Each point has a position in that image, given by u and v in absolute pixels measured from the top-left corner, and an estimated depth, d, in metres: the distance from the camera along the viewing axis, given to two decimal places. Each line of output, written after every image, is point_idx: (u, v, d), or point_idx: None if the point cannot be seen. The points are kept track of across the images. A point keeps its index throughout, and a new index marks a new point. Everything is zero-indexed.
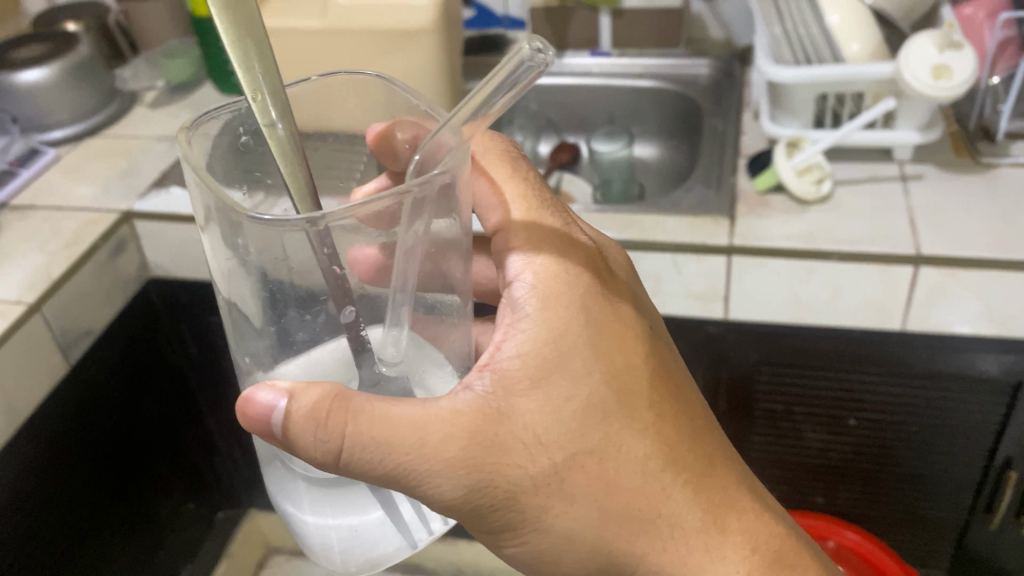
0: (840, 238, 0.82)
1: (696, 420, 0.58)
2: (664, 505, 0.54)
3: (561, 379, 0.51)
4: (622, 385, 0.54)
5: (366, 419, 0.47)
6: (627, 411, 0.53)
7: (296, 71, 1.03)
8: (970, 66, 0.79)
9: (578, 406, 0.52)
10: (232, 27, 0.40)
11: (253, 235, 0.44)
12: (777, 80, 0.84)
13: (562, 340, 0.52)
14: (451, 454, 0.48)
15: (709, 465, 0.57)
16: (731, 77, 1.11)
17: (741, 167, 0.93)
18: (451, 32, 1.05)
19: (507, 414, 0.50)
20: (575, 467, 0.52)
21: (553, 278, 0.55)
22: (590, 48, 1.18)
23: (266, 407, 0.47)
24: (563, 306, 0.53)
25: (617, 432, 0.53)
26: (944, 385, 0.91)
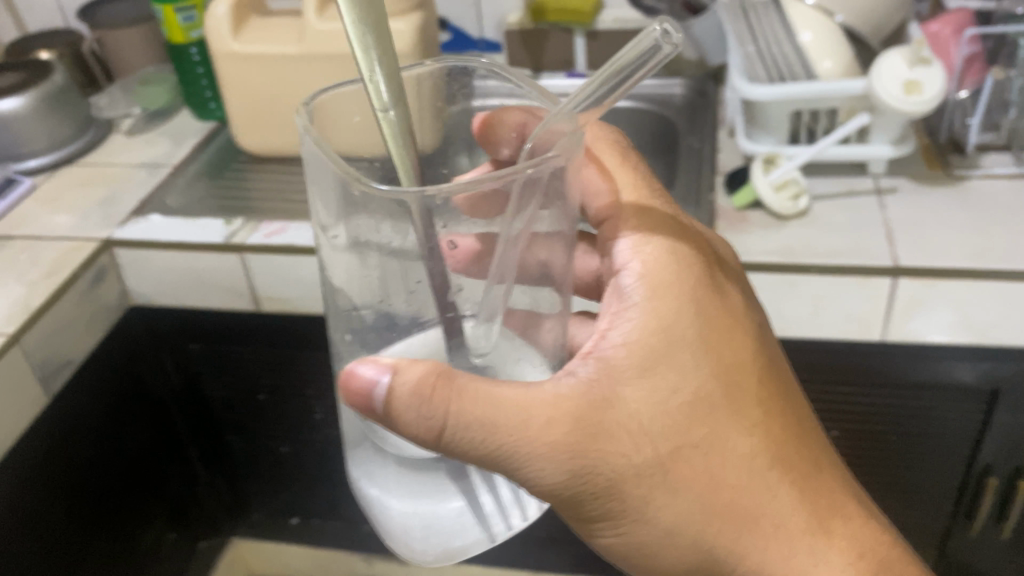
0: (818, 252, 0.83)
1: (790, 410, 0.66)
2: (753, 491, 0.62)
3: (668, 371, 0.58)
4: (729, 381, 0.62)
5: (469, 398, 0.51)
6: (731, 406, 0.61)
7: (274, 97, 1.04)
8: (940, 81, 0.81)
9: (686, 396, 0.59)
10: (357, 11, 0.42)
11: (368, 203, 0.48)
12: (753, 98, 0.85)
13: (670, 330, 0.60)
14: (553, 439, 0.53)
15: (795, 453, 0.65)
16: (705, 96, 1.13)
17: (718, 185, 0.94)
18: (430, 55, 1.06)
19: (623, 403, 0.57)
20: (680, 459, 0.59)
21: (662, 272, 0.62)
22: (566, 68, 1.19)
23: (369, 382, 0.51)
24: (672, 300, 0.61)
25: (724, 429, 0.61)
26: (923, 393, 0.92)
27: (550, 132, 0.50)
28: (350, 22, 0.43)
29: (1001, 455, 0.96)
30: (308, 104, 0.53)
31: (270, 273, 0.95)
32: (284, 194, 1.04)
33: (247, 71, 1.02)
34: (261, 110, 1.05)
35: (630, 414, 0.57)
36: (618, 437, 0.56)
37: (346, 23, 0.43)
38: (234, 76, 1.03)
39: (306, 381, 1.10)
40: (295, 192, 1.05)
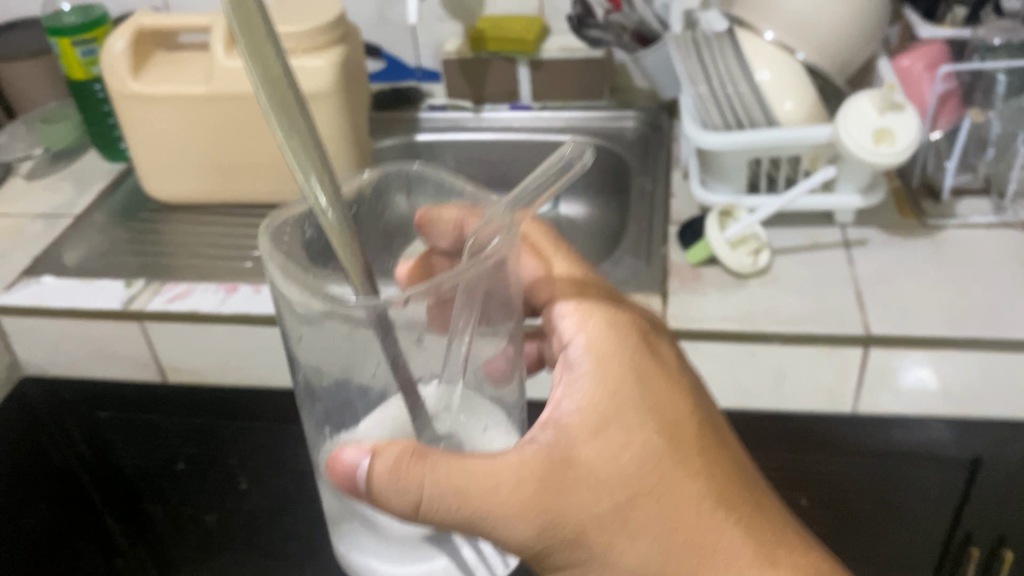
0: (780, 318, 0.75)
1: (735, 455, 0.57)
2: (739, 554, 0.53)
3: (616, 428, 0.52)
4: (676, 433, 0.54)
5: (443, 468, 0.48)
6: (680, 453, 0.54)
7: (182, 140, 0.94)
8: (914, 128, 0.72)
9: (650, 450, 0.53)
10: (287, 125, 0.40)
11: (335, 318, 0.47)
12: (708, 147, 0.77)
13: (617, 390, 0.54)
14: (524, 502, 0.50)
15: (780, 519, 0.56)
16: (658, 130, 1.05)
17: (672, 236, 0.86)
18: (356, 91, 0.96)
19: (584, 460, 0.51)
20: (635, 508, 0.52)
21: (607, 337, 0.56)
22: (509, 101, 1.11)
23: (351, 464, 0.49)
24: (616, 361, 0.55)
25: (674, 476, 0.53)
26: (899, 461, 0.84)
27: (485, 227, 0.49)
28: (297, 168, 0.42)
29: (984, 524, 0.88)
30: (271, 228, 0.52)
31: (175, 342, 0.85)
32: (196, 247, 0.95)
33: (150, 114, 0.92)
34: (168, 155, 0.95)
35: (591, 473, 0.51)
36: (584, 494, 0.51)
37: (276, 141, 0.40)
38: (136, 119, 0.92)
39: (228, 450, 1.00)
40: (208, 245, 0.95)
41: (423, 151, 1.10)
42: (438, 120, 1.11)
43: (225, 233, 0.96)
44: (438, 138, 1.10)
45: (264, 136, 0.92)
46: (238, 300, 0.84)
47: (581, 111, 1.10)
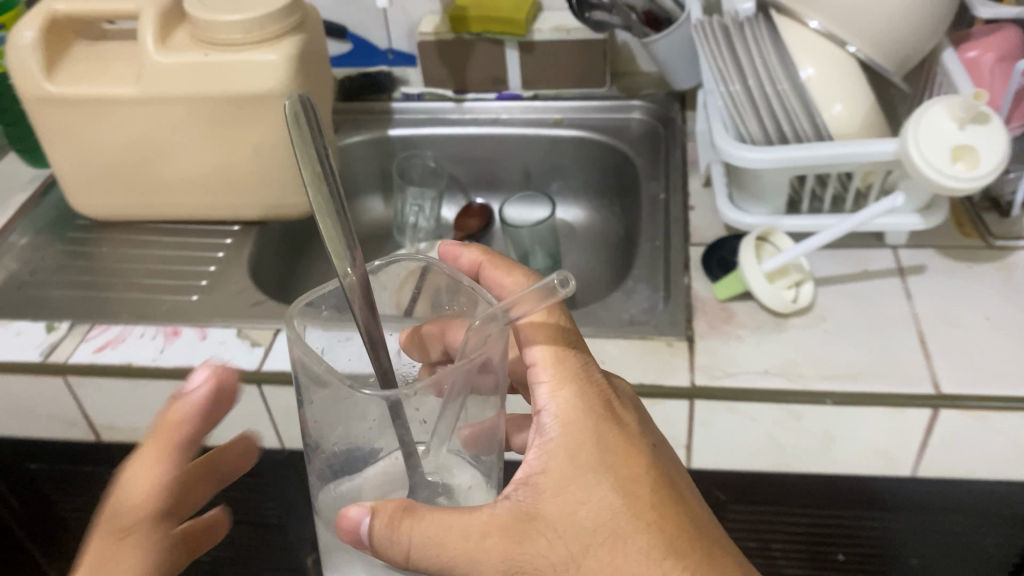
0: (832, 373, 0.62)
1: (697, 512, 0.49)
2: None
3: (575, 484, 0.45)
4: (637, 486, 0.47)
5: (433, 521, 0.41)
6: (636, 504, 0.46)
7: (112, 150, 0.79)
8: (1004, 143, 0.58)
9: (621, 511, 0.46)
10: (313, 180, 0.39)
11: (364, 403, 0.40)
12: (747, 164, 0.63)
13: (582, 444, 0.46)
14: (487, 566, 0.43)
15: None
16: (669, 123, 0.91)
17: (694, 261, 0.72)
18: (320, 87, 0.82)
19: (551, 516, 0.45)
20: (588, 561, 0.45)
21: (575, 401, 0.47)
22: (496, 88, 0.97)
23: (357, 526, 0.40)
24: (583, 409, 0.47)
25: (627, 529, 0.46)
26: (956, 519, 0.73)
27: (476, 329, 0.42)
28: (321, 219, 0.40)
29: None
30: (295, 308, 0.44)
31: (107, 399, 0.72)
32: (132, 275, 0.80)
33: (71, 119, 0.77)
34: (96, 167, 0.80)
35: (558, 531, 0.45)
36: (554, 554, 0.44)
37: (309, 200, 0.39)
38: (55, 125, 0.77)
39: None
40: (146, 274, 0.80)
41: (396, 146, 0.97)
42: (415, 111, 0.97)
43: (168, 257, 0.82)
44: (416, 133, 0.96)
45: (211, 143, 0.78)
46: (181, 354, 0.70)
47: (579, 100, 0.95)
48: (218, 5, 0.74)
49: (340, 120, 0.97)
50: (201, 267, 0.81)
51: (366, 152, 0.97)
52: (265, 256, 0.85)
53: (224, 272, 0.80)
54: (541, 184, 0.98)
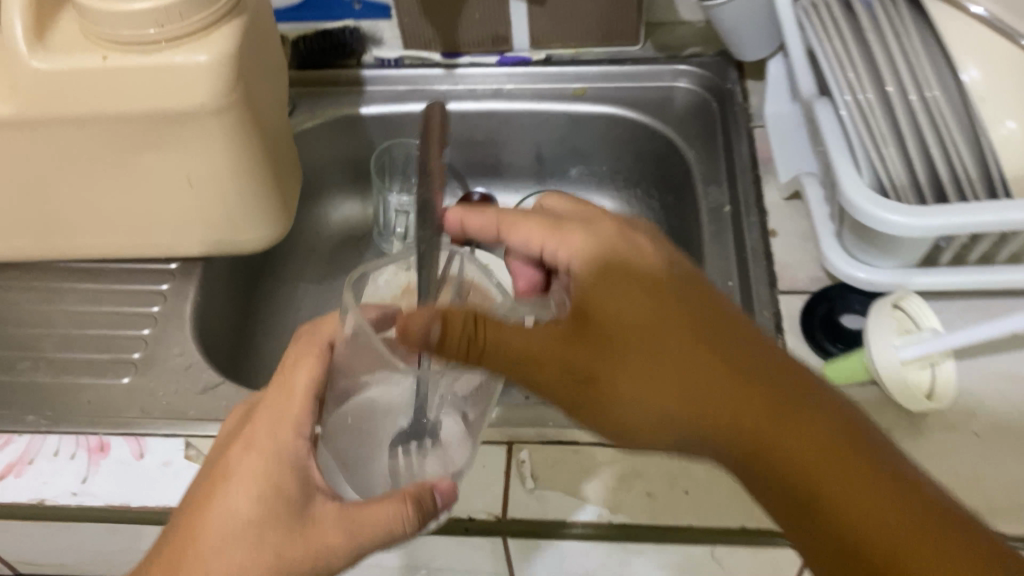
0: (1001, 507, 0.46)
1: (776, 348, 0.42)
2: (802, 488, 0.37)
3: (619, 294, 0.41)
4: (691, 309, 0.41)
5: (501, 335, 0.39)
6: (696, 323, 0.41)
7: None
8: None
9: (682, 329, 0.40)
10: None
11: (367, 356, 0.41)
12: (891, 226, 0.45)
13: (613, 264, 0.43)
14: (544, 376, 0.40)
15: (882, 466, 0.37)
16: (723, 96, 0.71)
17: (788, 319, 0.55)
18: (273, 82, 0.61)
19: (608, 332, 0.41)
20: (651, 366, 0.40)
21: (601, 243, 0.44)
22: (498, 48, 0.75)
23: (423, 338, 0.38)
24: (601, 240, 0.44)
25: (690, 343, 0.40)
26: None
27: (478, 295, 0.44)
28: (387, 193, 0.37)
29: None
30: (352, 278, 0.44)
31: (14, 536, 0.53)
32: (36, 344, 0.61)
33: None
34: None
35: (617, 350, 0.40)
36: (618, 368, 0.40)
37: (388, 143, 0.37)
38: None
39: None
40: (57, 343, 0.61)
41: (371, 128, 0.77)
42: (392, 82, 0.77)
43: (85, 315, 0.62)
44: (397, 110, 0.76)
45: (126, 166, 0.57)
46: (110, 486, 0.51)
47: (607, 64, 0.75)
48: None
49: (299, 95, 0.76)
50: (132, 329, 0.61)
51: (332, 141, 0.77)
52: (219, 301, 0.66)
53: (163, 336, 0.61)
54: (556, 167, 0.79)
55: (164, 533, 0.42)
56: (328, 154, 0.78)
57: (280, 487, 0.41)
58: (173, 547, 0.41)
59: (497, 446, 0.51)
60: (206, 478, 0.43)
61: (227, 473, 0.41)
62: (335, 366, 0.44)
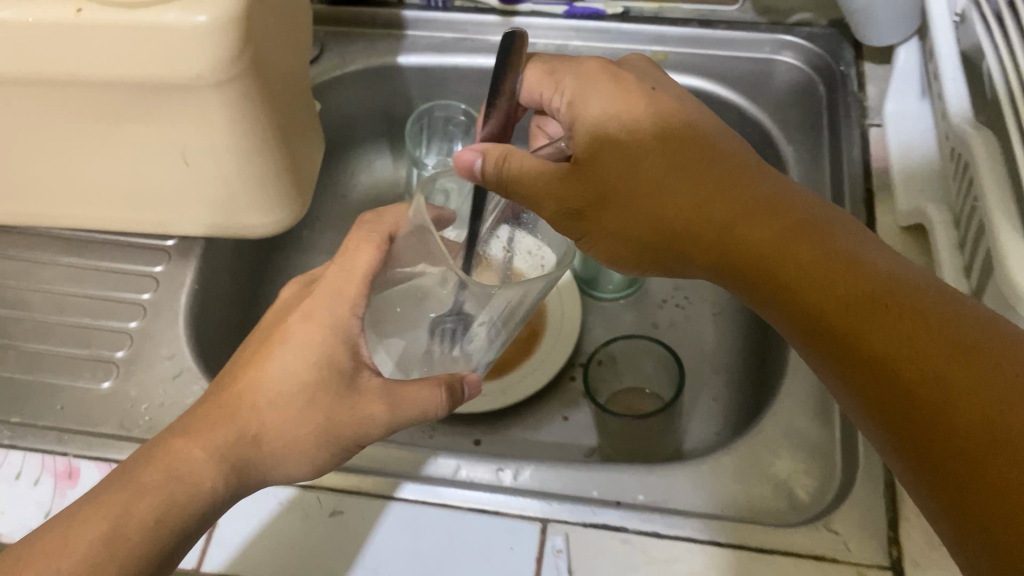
0: None
1: (776, 185, 0.38)
2: (800, 295, 0.35)
3: (608, 122, 0.38)
4: (678, 143, 0.38)
5: (533, 163, 0.37)
6: (680, 153, 0.38)
7: None
8: None
9: (659, 144, 0.38)
10: None
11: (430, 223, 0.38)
12: None
13: (589, 96, 0.40)
14: (545, 211, 0.39)
15: (876, 264, 0.34)
16: (834, 78, 0.59)
17: None
18: (294, 42, 0.50)
19: (603, 161, 0.38)
20: (643, 195, 0.38)
21: (605, 87, 0.40)
22: None
23: (470, 163, 0.37)
24: (589, 74, 0.40)
25: (680, 167, 0.38)
26: None
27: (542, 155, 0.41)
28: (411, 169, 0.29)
29: None
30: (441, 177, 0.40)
31: None
32: (8, 329, 0.53)
33: None
34: None
35: (609, 177, 0.38)
36: (614, 198, 0.38)
37: None
38: None
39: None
40: (31, 331, 0.53)
41: (409, 81, 0.65)
42: (438, 28, 0.65)
43: (66, 298, 0.54)
44: (440, 63, 0.64)
45: (108, 135, 0.47)
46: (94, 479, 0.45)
47: (696, 25, 0.62)
48: None
49: (328, 35, 0.65)
50: (118, 321, 0.53)
51: (364, 90, 0.66)
52: (220, 288, 0.57)
53: (152, 332, 0.52)
54: None
55: (212, 390, 0.40)
56: (358, 108, 0.67)
57: (334, 358, 0.38)
58: (222, 400, 0.39)
59: (529, 522, 0.43)
60: (265, 339, 0.40)
61: (281, 339, 0.39)
62: (393, 257, 0.40)
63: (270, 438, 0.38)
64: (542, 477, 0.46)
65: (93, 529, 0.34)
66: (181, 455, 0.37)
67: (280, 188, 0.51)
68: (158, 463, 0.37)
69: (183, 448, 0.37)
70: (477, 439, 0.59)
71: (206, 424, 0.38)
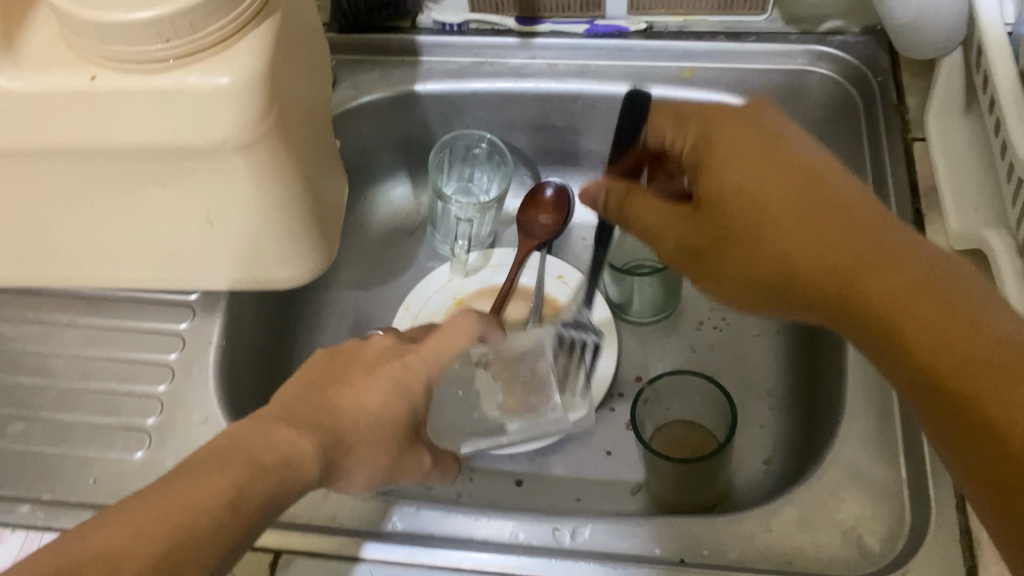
0: None
1: (908, 248, 0.34)
2: (916, 363, 0.32)
3: (729, 174, 0.39)
4: (797, 200, 0.37)
5: (645, 207, 0.44)
6: (803, 208, 0.36)
7: None
8: None
9: (781, 198, 0.37)
10: None
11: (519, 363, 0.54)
12: None
13: (717, 151, 0.40)
14: (667, 247, 0.43)
15: (1001, 324, 0.31)
16: (870, 91, 0.57)
17: None
18: (317, 89, 0.48)
19: (721, 215, 0.39)
20: (755, 246, 0.38)
21: (729, 140, 0.39)
22: (587, 14, 0.61)
23: (592, 196, 0.47)
24: (720, 132, 0.40)
25: (798, 222, 0.36)
26: None
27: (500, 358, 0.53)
28: None
29: None
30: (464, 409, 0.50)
31: None
32: (31, 399, 0.51)
33: None
34: None
35: (729, 229, 0.39)
36: (733, 249, 0.39)
37: None
38: None
39: None
40: (57, 400, 0.51)
41: (428, 108, 0.63)
42: (455, 53, 0.63)
43: (91, 363, 0.52)
44: (459, 89, 0.62)
45: (129, 200, 0.45)
46: None
47: (723, 38, 0.60)
48: None
49: (340, 65, 0.63)
50: (146, 385, 0.51)
51: (381, 120, 0.64)
52: (247, 340, 0.55)
53: (182, 395, 0.50)
54: None
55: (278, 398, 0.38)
56: (375, 138, 0.65)
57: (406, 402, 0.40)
58: (321, 403, 0.37)
59: None
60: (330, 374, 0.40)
61: (366, 370, 0.39)
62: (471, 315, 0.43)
63: (356, 454, 0.37)
64: (601, 537, 0.44)
65: (216, 486, 0.30)
66: (290, 436, 0.34)
67: (309, 242, 0.50)
68: (259, 441, 0.33)
69: (289, 431, 0.34)
70: (518, 480, 0.57)
71: (303, 424, 0.35)
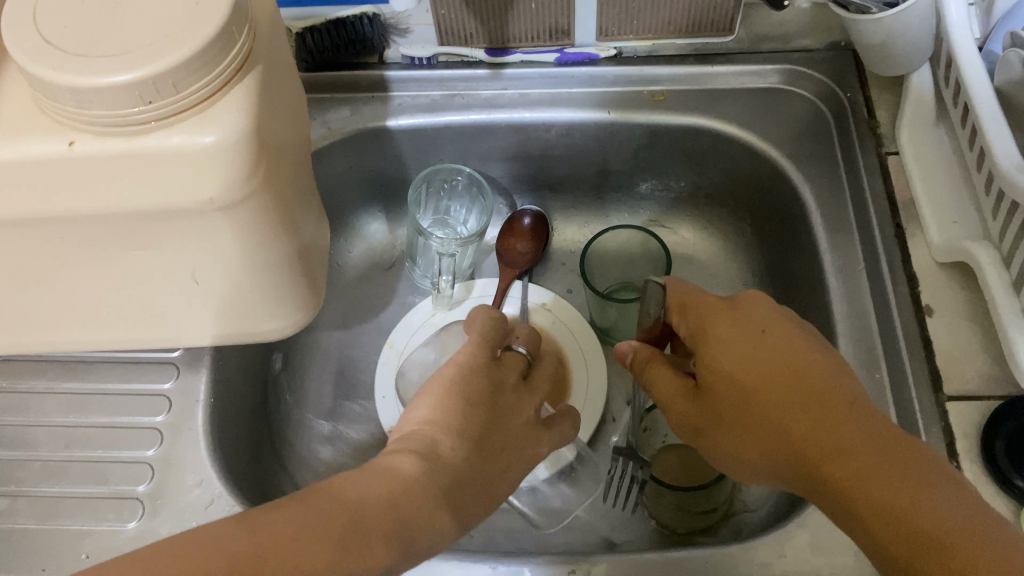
0: None
1: (881, 437, 0.36)
2: (877, 539, 0.33)
3: (721, 355, 0.41)
4: (782, 384, 0.39)
5: (660, 378, 0.44)
6: (788, 396, 0.38)
7: None
8: None
9: (769, 384, 0.39)
10: None
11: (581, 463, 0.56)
12: None
13: (710, 335, 0.42)
14: (672, 419, 0.44)
15: (940, 504, 0.32)
16: (841, 105, 0.58)
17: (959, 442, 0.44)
18: (298, 137, 0.47)
19: (715, 393, 0.41)
20: (745, 423, 0.40)
21: (726, 330, 0.42)
22: (556, 43, 0.60)
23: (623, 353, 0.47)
24: (715, 319, 0.42)
25: (783, 406, 0.38)
26: None
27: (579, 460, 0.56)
28: None
29: None
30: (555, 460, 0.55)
31: None
32: (12, 473, 0.49)
33: None
34: None
35: (721, 405, 0.41)
36: (725, 425, 0.41)
37: None
38: None
39: None
40: (41, 473, 0.49)
41: (401, 144, 0.63)
42: (425, 86, 0.62)
43: (74, 431, 0.50)
44: (432, 123, 0.61)
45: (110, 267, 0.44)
46: None
47: (692, 60, 0.60)
48: (80, 35, 0.37)
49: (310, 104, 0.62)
50: (135, 450, 0.49)
51: (353, 158, 0.63)
52: (233, 394, 0.54)
53: (173, 457, 0.49)
54: (622, 182, 0.66)
55: None
56: (347, 175, 0.64)
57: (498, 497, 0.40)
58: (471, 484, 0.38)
59: None
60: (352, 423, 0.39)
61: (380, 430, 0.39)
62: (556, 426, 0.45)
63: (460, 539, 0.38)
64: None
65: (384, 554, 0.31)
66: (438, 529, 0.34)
67: (299, 289, 0.49)
68: (420, 516, 0.33)
69: (438, 518, 0.34)
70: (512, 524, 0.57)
71: (449, 503, 0.36)
